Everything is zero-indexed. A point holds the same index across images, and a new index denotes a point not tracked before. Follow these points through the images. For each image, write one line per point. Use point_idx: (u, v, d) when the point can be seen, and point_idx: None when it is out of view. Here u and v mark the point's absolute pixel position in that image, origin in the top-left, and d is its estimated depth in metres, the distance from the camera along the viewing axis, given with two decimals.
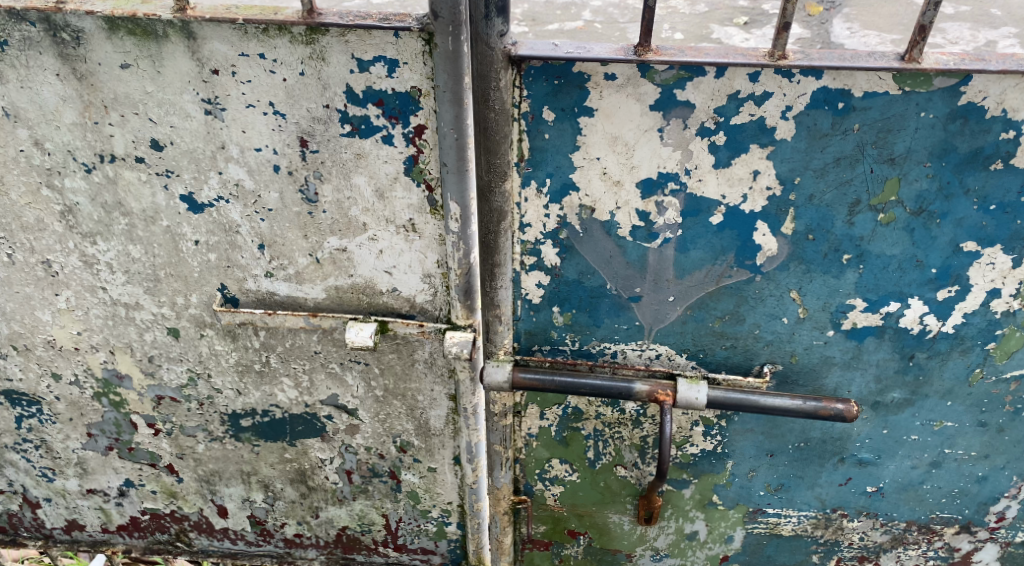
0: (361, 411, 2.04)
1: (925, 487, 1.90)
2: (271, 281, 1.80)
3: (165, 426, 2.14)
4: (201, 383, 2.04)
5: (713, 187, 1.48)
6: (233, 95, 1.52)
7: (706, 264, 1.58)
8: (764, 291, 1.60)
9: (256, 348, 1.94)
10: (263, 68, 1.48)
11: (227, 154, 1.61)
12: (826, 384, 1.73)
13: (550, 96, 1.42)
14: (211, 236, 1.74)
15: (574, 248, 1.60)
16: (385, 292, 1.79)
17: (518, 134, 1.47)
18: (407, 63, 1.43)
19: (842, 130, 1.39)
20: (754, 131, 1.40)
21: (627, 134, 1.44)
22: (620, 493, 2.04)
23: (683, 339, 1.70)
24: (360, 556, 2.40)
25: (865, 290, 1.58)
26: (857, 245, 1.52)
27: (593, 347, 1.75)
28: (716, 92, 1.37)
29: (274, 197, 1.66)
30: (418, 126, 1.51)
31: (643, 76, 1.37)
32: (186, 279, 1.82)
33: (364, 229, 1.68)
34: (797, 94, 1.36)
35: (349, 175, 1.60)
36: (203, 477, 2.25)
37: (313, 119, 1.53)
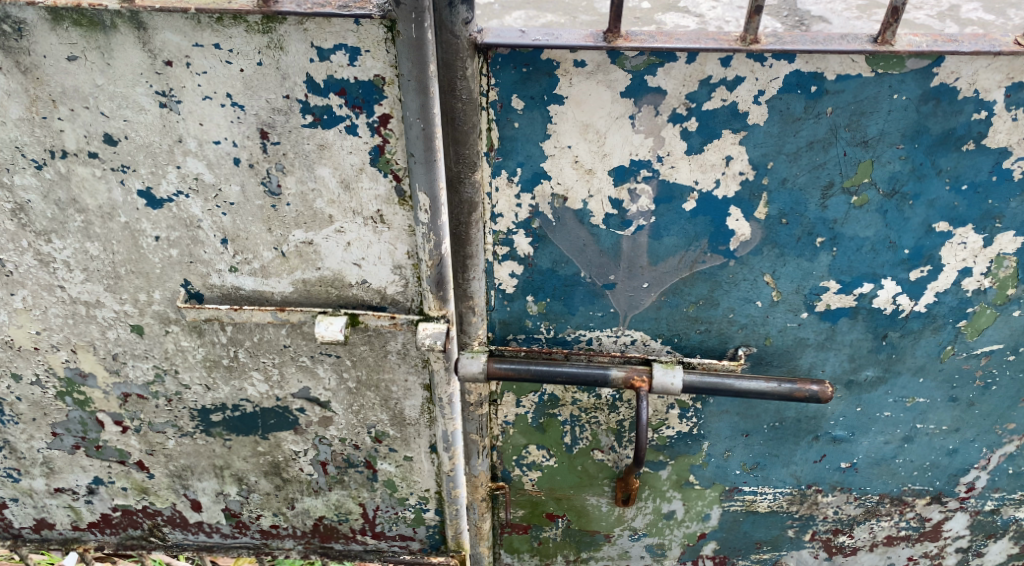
0: (334, 403, 2.02)
1: (898, 461, 1.93)
2: (236, 275, 1.75)
3: (132, 423, 2.09)
4: (168, 380, 1.99)
5: (686, 173, 1.45)
6: (188, 87, 1.46)
7: (679, 249, 1.56)
8: (738, 275, 1.59)
9: (224, 343, 1.89)
10: (218, 58, 1.42)
11: (185, 148, 1.54)
12: (800, 364, 1.73)
13: (518, 83, 1.37)
14: (172, 232, 1.68)
15: (546, 237, 1.57)
16: (355, 284, 1.75)
17: (487, 123, 1.42)
18: (369, 51, 1.38)
19: (815, 114, 1.37)
20: (727, 116, 1.38)
21: (598, 121, 1.40)
22: (597, 476, 2.02)
23: (658, 324, 1.69)
24: (338, 544, 2.39)
25: (839, 271, 1.57)
26: (830, 228, 1.51)
27: (567, 335, 1.73)
28: (688, 78, 1.34)
29: (235, 190, 1.60)
30: (383, 115, 1.46)
31: (613, 63, 1.33)
32: (148, 276, 1.76)
33: (331, 221, 1.64)
34: (769, 78, 1.33)
35: (313, 166, 1.55)
36: (175, 472, 2.21)
37: (273, 110, 1.47)
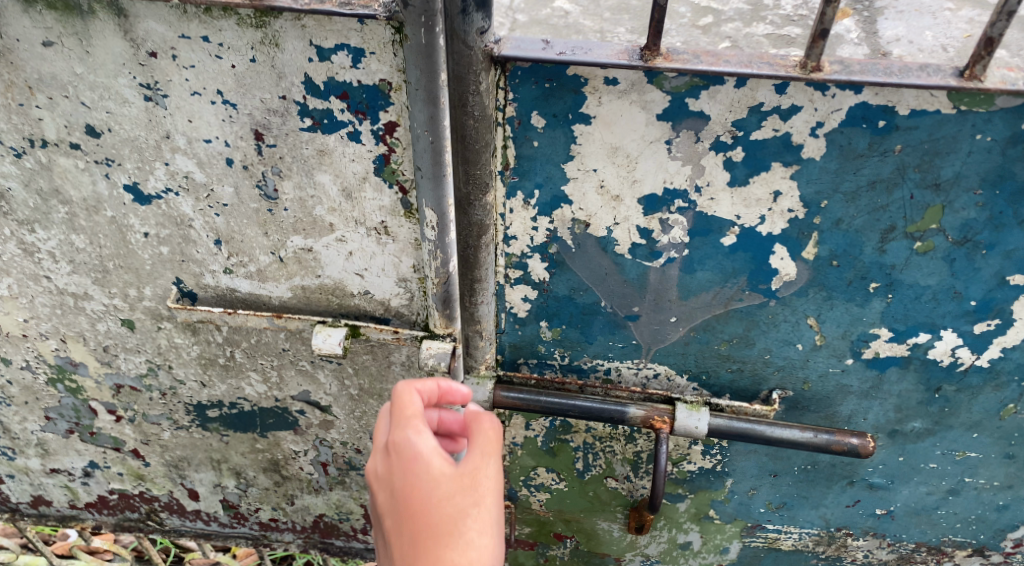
0: (335, 408, 1.91)
1: (939, 512, 1.77)
2: (231, 277, 1.63)
3: (127, 413, 2.03)
4: (162, 374, 1.90)
5: (727, 207, 1.28)
6: (175, 81, 1.31)
7: (714, 286, 1.39)
8: (778, 317, 1.42)
9: (219, 342, 1.79)
10: (208, 52, 1.27)
11: (173, 144, 1.41)
12: (839, 412, 1.56)
13: (540, 99, 1.21)
14: (162, 229, 1.56)
15: (565, 263, 1.41)
16: (357, 294, 1.62)
17: (503, 140, 1.27)
18: (374, 53, 1.23)
19: (881, 151, 1.18)
20: (778, 148, 1.20)
21: (629, 144, 1.23)
22: (610, 502, 1.89)
23: (685, 360, 1.53)
24: (339, 541, 2.34)
25: (892, 319, 1.39)
26: (887, 274, 1.32)
27: (583, 363, 1.59)
28: (736, 103, 1.16)
29: (228, 191, 1.47)
30: (389, 123, 1.31)
31: (650, 82, 1.16)
32: (138, 271, 1.65)
33: (331, 229, 1.50)
34: (830, 109, 1.15)
35: (312, 172, 1.41)
36: (171, 462, 2.17)
37: (268, 110, 1.33)
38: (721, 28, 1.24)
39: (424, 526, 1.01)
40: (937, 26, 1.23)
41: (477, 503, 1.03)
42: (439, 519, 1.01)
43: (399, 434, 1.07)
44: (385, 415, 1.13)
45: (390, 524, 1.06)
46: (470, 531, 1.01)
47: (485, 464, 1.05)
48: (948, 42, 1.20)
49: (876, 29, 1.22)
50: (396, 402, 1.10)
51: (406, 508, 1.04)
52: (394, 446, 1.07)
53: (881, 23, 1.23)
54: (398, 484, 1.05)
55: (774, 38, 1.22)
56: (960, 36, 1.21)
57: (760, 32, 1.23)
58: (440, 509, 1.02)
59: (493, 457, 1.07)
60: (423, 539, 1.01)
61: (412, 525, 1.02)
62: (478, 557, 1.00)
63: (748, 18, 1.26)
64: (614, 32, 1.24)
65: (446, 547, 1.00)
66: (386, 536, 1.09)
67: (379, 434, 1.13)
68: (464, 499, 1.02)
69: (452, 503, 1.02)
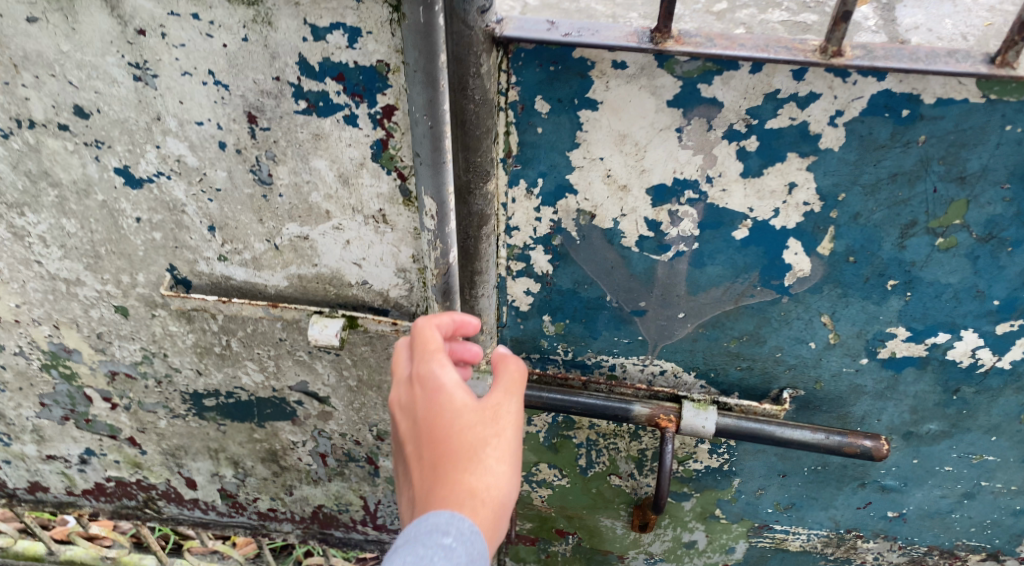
0: (333, 399, 1.87)
1: (953, 516, 1.71)
2: (225, 265, 1.58)
3: (122, 401, 2.00)
4: (157, 362, 1.86)
5: (739, 199, 1.22)
6: (164, 60, 1.26)
7: (724, 281, 1.33)
8: (791, 314, 1.36)
9: (215, 331, 1.75)
10: (198, 30, 1.22)
11: (164, 127, 1.36)
12: (852, 412, 1.50)
13: (544, 83, 1.15)
14: (154, 215, 1.51)
15: (569, 256, 1.36)
16: (355, 284, 1.57)
17: (506, 126, 1.21)
18: (371, 33, 1.18)
19: (903, 142, 1.11)
20: (794, 138, 1.13)
21: (638, 132, 1.17)
22: (613, 500, 1.85)
23: (693, 357, 1.48)
24: (338, 532, 2.31)
25: (910, 318, 1.33)
26: (906, 271, 1.26)
27: (587, 358, 1.53)
28: (750, 90, 1.10)
29: (222, 176, 1.42)
30: (387, 107, 1.26)
31: (661, 66, 1.10)
32: (130, 257, 1.61)
33: (328, 216, 1.45)
34: (851, 97, 1.08)
35: (307, 157, 1.36)
36: (168, 450, 2.13)
37: (261, 92, 1.28)
38: (736, 14, 1.18)
39: (443, 453, 0.95)
40: (957, 14, 1.16)
41: (499, 434, 0.97)
42: (459, 447, 0.95)
43: (423, 363, 1.02)
44: (406, 349, 1.08)
45: (409, 451, 1.01)
46: (489, 460, 0.95)
47: (509, 398, 1.00)
48: (968, 30, 1.15)
49: (894, 17, 1.16)
50: (417, 334, 1.04)
51: (427, 436, 0.98)
52: (417, 375, 1.02)
53: (899, 11, 1.17)
54: (420, 411, 1.00)
55: (789, 26, 1.17)
56: (981, 24, 1.15)
57: (774, 19, 1.18)
58: (462, 437, 0.96)
59: (518, 391, 1.01)
60: (442, 466, 0.96)
61: (432, 453, 0.97)
62: (497, 487, 0.94)
63: (765, 4, 1.20)
64: (627, 17, 1.18)
65: (464, 473, 0.94)
66: (405, 465, 1.04)
67: (398, 364, 1.08)
68: (485, 429, 0.97)
69: (474, 432, 0.96)
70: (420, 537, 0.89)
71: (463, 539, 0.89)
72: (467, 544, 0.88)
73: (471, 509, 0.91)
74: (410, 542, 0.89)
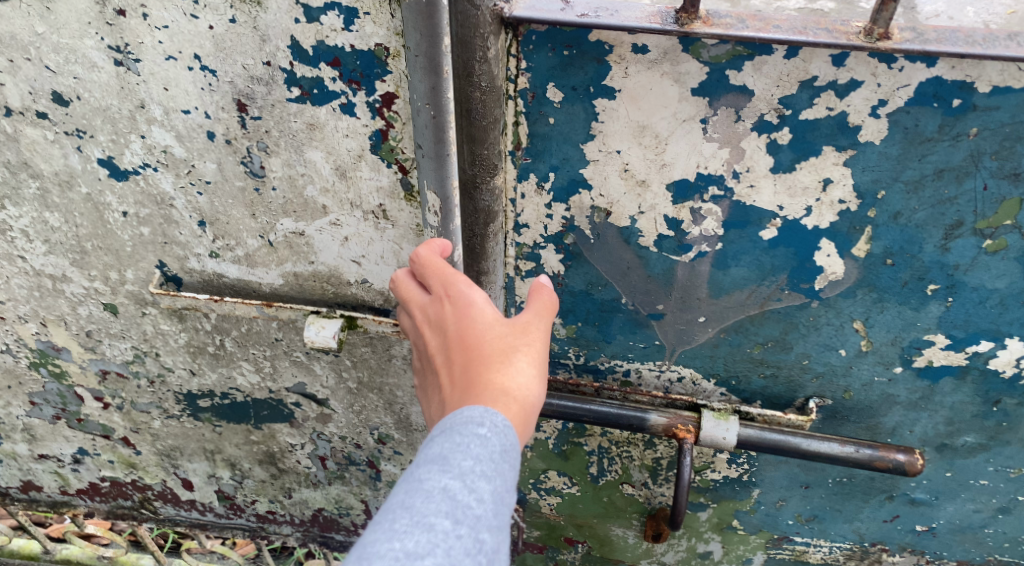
0: (332, 401, 1.79)
1: (986, 531, 1.61)
2: (217, 262, 1.50)
3: (114, 400, 1.92)
4: (149, 361, 1.78)
5: (769, 196, 1.12)
6: (147, 43, 1.17)
7: (749, 283, 1.24)
8: (820, 319, 1.26)
9: (208, 330, 1.66)
10: (182, 11, 1.13)
11: (149, 115, 1.27)
12: (882, 423, 1.40)
13: (557, 69, 1.05)
14: (141, 208, 1.43)
15: (582, 256, 1.27)
16: (354, 282, 1.48)
17: (514, 115, 1.12)
18: (368, 14, 1.08)
19: (953, 135, 1.01)
20: (831, 130, 1.03)
21: (659, 123, 1.08)
22: (625, 509, 1.76)
23: (714, 363, 1.38)
24: (339, 535, 2.24)
25: (951, 326, 1.23)
26: (949, 275, 1.16)
27: (600, 364, 1.44)
28: (785, 77, 1.00)
29: (211, 168, 1.33)
30: (387, 94, 1.16)
31: (686, 51, 1.00)
32: (118, 253, 1.52)
33: (324, 211, 1.36)
34: (896, 85, 0.98)
35: (302, 148, 1.27)
36: (163, 451, 2.06)
37: (251, 78, 1.19)
38: (749, 2, 1.06)
39: (475, 356, 0.92)
40: (978, 2, 1.04)
41: (529, 342, 0.95)
42: (490, 350, 0.92)
43: (448, 279, 1.00)
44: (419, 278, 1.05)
45: (438, 363, 0.97)
46: (520, 362, 0.92)
47: (536, 314, 0.99)
48: (990, 18, 1.02)
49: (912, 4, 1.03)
50: (430, 260, 1.02)
51: (458, 345, 0.95)
52: (444, 292, 1.00)
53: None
54: (449, 323, 0.97)
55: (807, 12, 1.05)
56: (1004, 11, 1.02)
57: (791, 6, 1.06)
58: (493, 343, 0.94)
59: (546, 307, 0.99)
60: (473, 370, 0.92)
61: (464, 358, 0.93)
62: (530, 388, 0.91)
63: None
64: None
65: (496, 373, 0.90)
66: (432, 384, 1.00)
67: (414, 293, 1.04)
68: (515, 337, 0.94)
69: (505, 337, 0.94)
70: (454, 427, 0.85)
71: (498, 431, 0.85)
72: (502, 435, 0.85)
73: (503, 405, 0.88)
74: (445, 433, 0.86)
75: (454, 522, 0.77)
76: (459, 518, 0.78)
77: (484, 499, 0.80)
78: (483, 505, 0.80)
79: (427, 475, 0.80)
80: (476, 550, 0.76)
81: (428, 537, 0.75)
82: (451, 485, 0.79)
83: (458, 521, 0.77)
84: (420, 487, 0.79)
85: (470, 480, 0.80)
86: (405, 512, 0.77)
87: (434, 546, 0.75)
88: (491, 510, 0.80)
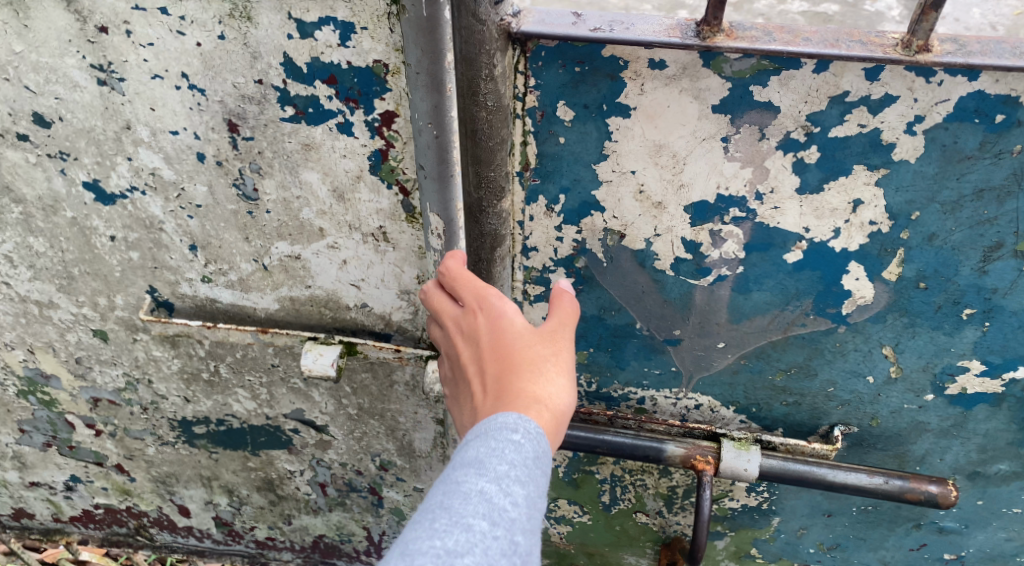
0: (332, 428, 1.71)
1: (1018, 559, 1.54)
2: (210, 286, 1.43)
3: (106, 428, 1.85)
4: (142, 388, 1.72)
5: (794, 217, 1.05)
6: (131, 62, 1.11)
7: (772, 308, 1.17)
8: (847, 345, 1.19)
9: (202, 356, 1.60)
10: (167, 27, 1.06)
11: (135, 136, 1.20)
12: (911, 451, 1.33)
13: (568, 86, 0.99)
14: (130, 233, 1.36)
15: (594, 280, 1.20)
16: (353, 307, 1.41)
17: (522, 135, 1.04)
18: (366, 29, 1.01)
19: (994, 153, 0.95)
20: (862, 148, 0.96)
21: (677, 142, 1.01)
22: (638, 538, 1.69)
23: (733, 390, 1.31)
24: (341, 561, 2.16)
25: (987, 351, 1.16)
26: (986, 299, 1.09)
27: (613, 391, 1.37)
28: (813, 92, 0.93)
29: (202, 191, 1.26)
30: (386, 113, 1.10)
31: (707, 66, 0.93)
32: (106, 279, 1.46)
33: (321, 235, 1.29)
34: (934, 100, 0.91)
35: (297, 170, 1.20)
36: (158, 478, 1.99)
37: (242, 97, 1.12)
38: (755, 5, 1.06)
39: (507, 363, 0.87)
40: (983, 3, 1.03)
41: (560, 352, 0.90)
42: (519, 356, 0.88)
43: (482, 289, 0.96)
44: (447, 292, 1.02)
45: (469, 374, 0.92)
46: (551, 371, 0.87)
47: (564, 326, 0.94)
48: (996, 19, 1.01)
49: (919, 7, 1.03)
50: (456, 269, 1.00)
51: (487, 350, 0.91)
52: (477, 301, 0.95)
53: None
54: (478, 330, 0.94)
55: (810, 16, 1.04)
56: (1011, 12, 1.01)
57: (795, 10, 1.04)
58: (525, 351, 0.88)
59: (574, 320, 0.94)
60: (505, 377, 0.87)
61: (496, 366, 0.88)
62: (562, 397, 0.85)
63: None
64: (641, 9, 1.05)
65: (527, 380, 0.85)
66: (459, 396, 0.94)
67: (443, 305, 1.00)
68: (544, 346, 0.90)
69: (537, 345, 0.88)
70: (488, 431, 0.79)
71: (531, 438, 0.79)
72: (537, 441, 0.78)
73: (536, 411, 0.82)
74: (479, 436, 0.79)
75: (493, 524, 0.70)
76: (497, 520, 0.70)
77: (522, 506, 0.73)
78: (520, 511, 0.73)
79: (463, 477, 0.73)
80: (515, 555, 0.69)
81: (466, 538, 0.68)
82: (488, 488, 0.72)
83: (497, 523, 0.70)
84: (457, 488, 0.72)
85: (507, 485, 0.73)
86: (442, 512, 0.70)
87: (473, 546, 0.67)
88: (528, 516, 0.73)
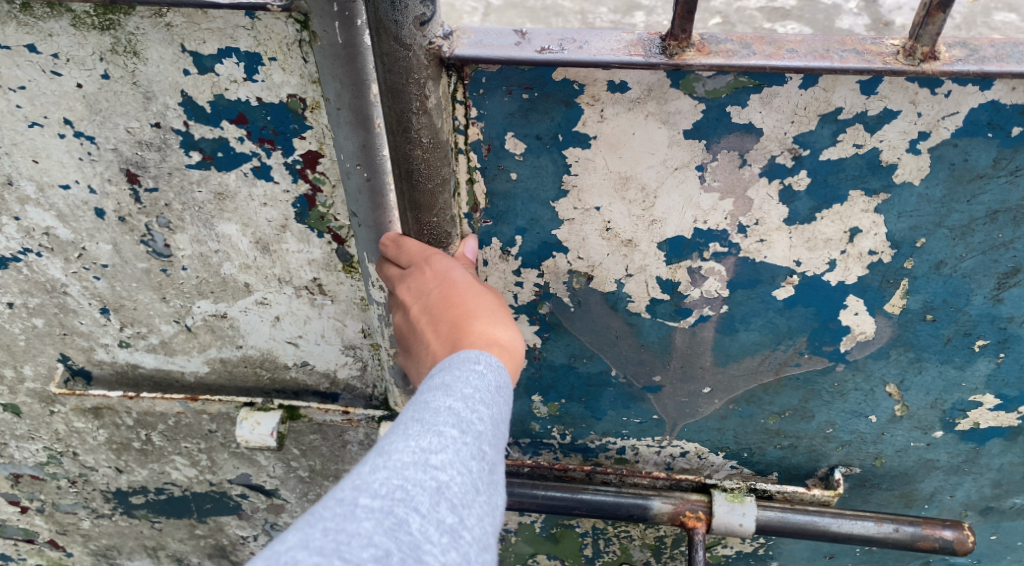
0: (283, 491, 1.55)
1: None
2: (129, 351, 1.26)
3: (33, 503, 1.67)
4: (67, 462, 1.54)
5: (784, 250, 0.92)
6: (2, 109, 0.94)
7: (762, 348, 1.04)
8: (846, 384, 1.07)
9: (130, 425, 1.42)
10: (40, 67, 0.90)
11: (20, 192, 1.04)
12: (919, 489, 1.21)
13: (516, 115, 0.84)
14: (29, 298, 1.19)
15: (561, 326, 1.05)
16: (292, 366, 1.25)
17: (467, 172, 0.90)
18: (275, 60, 0.86)
19: (1009, 171, 0.82)
20: (859, 170, 0.84)
21: (645, 173, 0.87)
22: None
23: (722, 436, 1.18)
24: None
25: (1001, 384, 1.04)
26: (1001, 328, 0.97)
27: (589, 441, 1.23)
28: (800, 111, 0.80)
29: (106, 250, 1.10)
30: (308, 153, 0.94)
31: (675, 86, 0.79)
32: (10, 348, 1.28)
33: (248, 290, 1.13)
34: (941, 114, 0.78)
35: (212, 221, 1.04)
36: (97, 552, 1.79)
37: (138, 143, 0.96)
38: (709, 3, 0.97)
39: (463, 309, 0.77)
40: None
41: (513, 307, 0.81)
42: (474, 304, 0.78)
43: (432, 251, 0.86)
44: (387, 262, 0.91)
45: (422, 327, 0.80)
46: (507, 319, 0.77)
47: None
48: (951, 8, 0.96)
49: None
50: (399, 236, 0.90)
51: (441, 305, 0.80)
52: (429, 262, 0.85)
53: None
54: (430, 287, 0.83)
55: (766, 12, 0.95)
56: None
57: (752, 5, 0.96)
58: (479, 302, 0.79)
59: None
60: (460, 324, 0.76)
61: (448, 314, 0.78)
62: (519, 341, 0.75)
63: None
64: (595, 12, 0.94)
65: (483, 323, 0.75)
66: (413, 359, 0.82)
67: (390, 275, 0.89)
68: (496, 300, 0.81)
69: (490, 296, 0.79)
70: (449, 361, 0.67)
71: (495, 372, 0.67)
72: (502, 372, 0.67)
73: (496, 348, 0.71)
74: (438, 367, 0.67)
75: (463, 432, 0.58)
76: (468, 429, 0.59)
77: (492, 421, 0.61)
78: (491, 425, 0.61)
79: (428, 394, 0.61)
80: (488, 462, 0.58)
81: (438, 440, 0.56)
82: (457, 403, 0.61)
83: (468, 431, 0.58)
84: (425, 402, 0.61)
85: (474, 402, 0.62)
86: (410, 420, 0.58)
87: (445, 447, 0.56)
88: (499, 431, 0.62)
